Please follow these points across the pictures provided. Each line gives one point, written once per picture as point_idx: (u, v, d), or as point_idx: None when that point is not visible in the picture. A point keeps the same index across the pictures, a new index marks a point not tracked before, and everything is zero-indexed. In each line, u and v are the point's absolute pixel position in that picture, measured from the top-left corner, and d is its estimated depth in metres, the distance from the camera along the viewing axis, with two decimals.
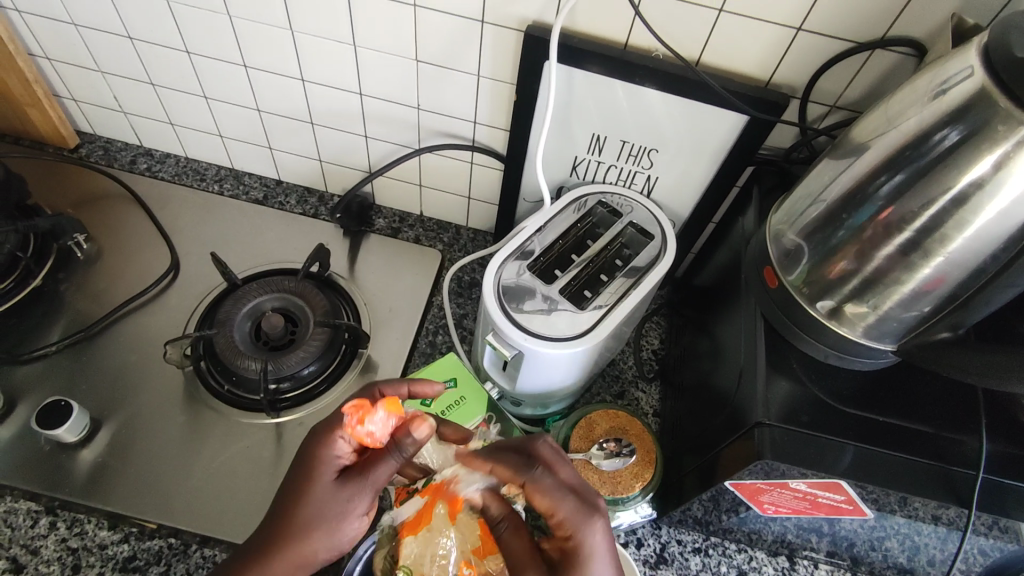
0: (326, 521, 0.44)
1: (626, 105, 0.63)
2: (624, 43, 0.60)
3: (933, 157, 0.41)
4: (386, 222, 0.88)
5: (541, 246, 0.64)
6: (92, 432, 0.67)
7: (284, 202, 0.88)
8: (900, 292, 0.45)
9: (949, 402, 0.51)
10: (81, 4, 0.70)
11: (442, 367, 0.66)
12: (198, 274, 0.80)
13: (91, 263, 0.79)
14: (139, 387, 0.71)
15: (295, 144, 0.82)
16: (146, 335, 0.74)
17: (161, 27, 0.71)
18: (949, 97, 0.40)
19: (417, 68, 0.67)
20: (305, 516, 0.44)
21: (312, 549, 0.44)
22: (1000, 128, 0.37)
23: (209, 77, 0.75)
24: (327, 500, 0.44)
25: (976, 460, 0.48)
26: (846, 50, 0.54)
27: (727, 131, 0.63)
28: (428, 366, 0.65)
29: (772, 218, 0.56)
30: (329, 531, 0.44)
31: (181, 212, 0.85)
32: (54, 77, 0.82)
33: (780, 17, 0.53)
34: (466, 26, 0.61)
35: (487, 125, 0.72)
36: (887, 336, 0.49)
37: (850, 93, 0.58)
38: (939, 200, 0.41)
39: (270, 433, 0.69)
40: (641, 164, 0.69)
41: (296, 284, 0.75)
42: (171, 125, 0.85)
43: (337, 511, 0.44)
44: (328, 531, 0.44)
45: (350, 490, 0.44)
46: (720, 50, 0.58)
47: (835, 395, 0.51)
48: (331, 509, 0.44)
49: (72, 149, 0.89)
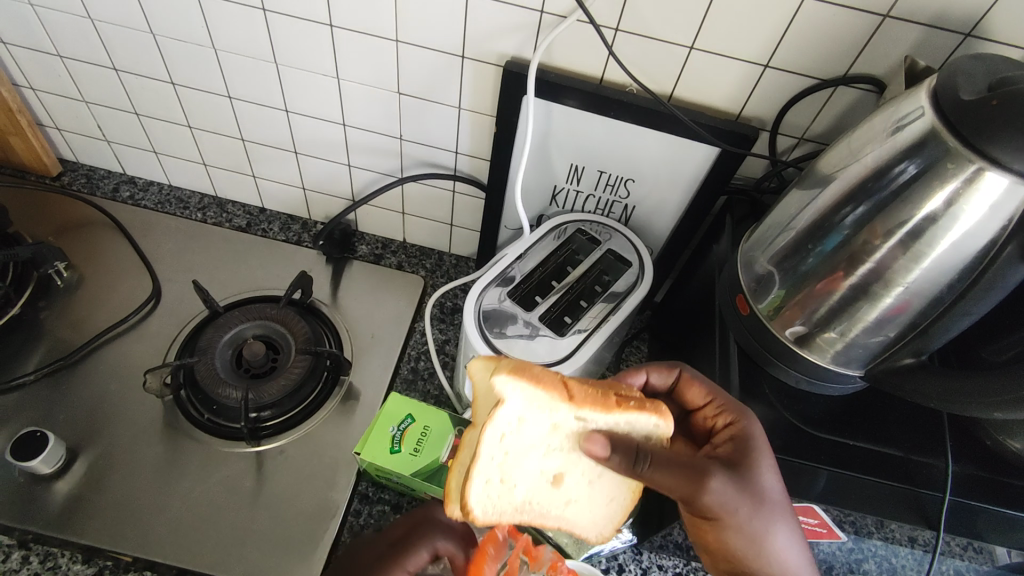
0: (725, 472, 0.45)
1: (603, 137, 0.65)
2: (599, 78, 0.62)
3: (891, 191, 0.43)
4: (368, 249, 0.89)
5: (522, 273, 0.66)
6: (68, 463, 0.66)
7: (267, 230, 0.89)
8: (865, 320, 0.47)
9: (916, 426, 0.53)
10: (68, 36, 0.71)
11: (392, 409, 0.65)
12: (180, 301, 0.80)
13: (71, 291, 0.79)
14: (117, 417, 0.70)
15: (279, 173, 0.83)
16: (125, 363, 0.74)
17: (146, 59, 0.72)
18: (905, 134, 0.42)
19: (399, 100, 0.68)
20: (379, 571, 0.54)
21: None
22: (951, 165, 0.39)
23: (194, 107, 0.76)
24: (755, 457, 0.47)
25: (945, 484, 0.49)
26: (810, 86, 0.57)
27: (701, 161, 0.65)
28: (379, 416, 0.65)
29: (744, 246, 0.57)
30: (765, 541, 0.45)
31: (163, 239, 0.85)
32: (38, 107, 0.82)
33: (748, 55, 0.56)
34: (447, 60, 0.63)
35: (468, 155, 0.73)
36: (854, 362, 0.50)
37: (816, 126, 0.61)
38: (897, 232, 0.43)
39: (250, 462, 0.68)
40: (618, 194, 0.71)
41: (278, 312, 0.76)
42: (155, 153, 0.86)
43: (756, 530, 0.45)
44: (763, 542, 0.45)
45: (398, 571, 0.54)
46: (692, 85, 0.60)
47: (807, 420, 0.52)
48: (756, 495, 0.45)
49: (53, 177, 0.89)
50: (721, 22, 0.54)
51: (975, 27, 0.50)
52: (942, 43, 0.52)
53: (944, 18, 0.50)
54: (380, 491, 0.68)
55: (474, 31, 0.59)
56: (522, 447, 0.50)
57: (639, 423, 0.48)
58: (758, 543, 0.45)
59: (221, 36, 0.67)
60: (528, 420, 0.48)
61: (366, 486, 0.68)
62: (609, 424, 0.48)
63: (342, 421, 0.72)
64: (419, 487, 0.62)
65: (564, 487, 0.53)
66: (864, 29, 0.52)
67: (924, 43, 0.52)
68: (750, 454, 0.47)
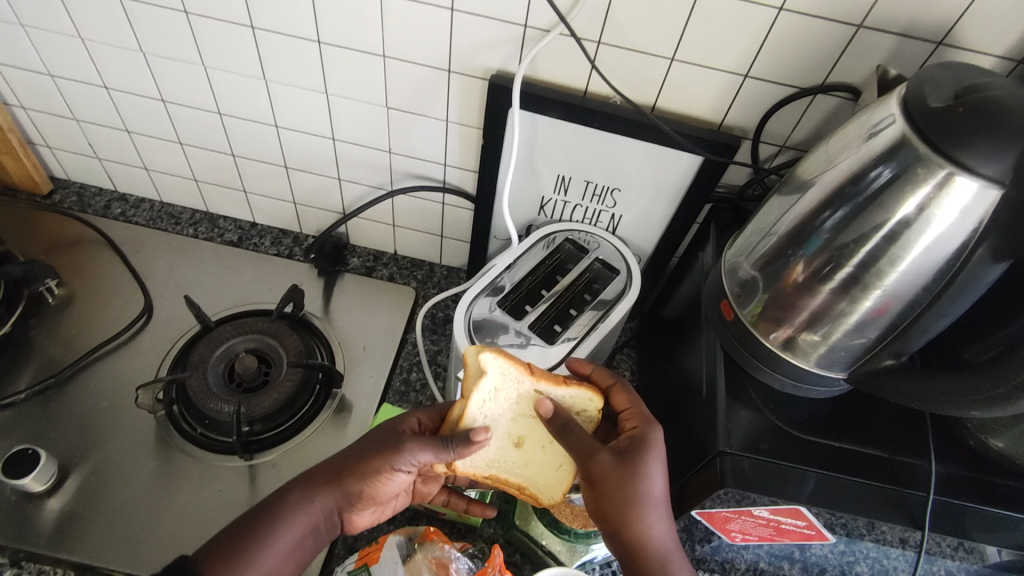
0: (613, 463, 0.48)
1: (588, 147, 0.66)
2: (583, 90, 0.63)
3: (867, 195, 0.44)
4: (360, 261, 0.89)
5: (512, 283, 0.66)
6: (59, 481, 0.66)
7: (258, 244, 0.89)
8: (847, 322, 0.48)
9: (901, 427, 0.54)
10: (58, 56, 0.72)
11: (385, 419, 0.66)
12: (172, 317, 0.80)
13: (62, 308, 0.79)
14: (109, 433, 0.70)
15: (270, 188, 0.84)
16: (117, 380, 0.74)
17: (137, 77, 0.73)
18: (878, 141, 0.43)
19: (387, 114, 0.69)
20: (353, 465, 0.51)
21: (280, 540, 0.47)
22: (921, 171, 0.40)
23: (185, 123, 0.77)
24: (652, 448, 0.49)
25: (928, 483, 0.50)
26: (789, 94, 0.58)
27: (685, 170, 0.66)
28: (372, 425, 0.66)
29: (728, 252, 0.58)
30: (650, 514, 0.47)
31: (155, 255, 0.86)
32: (29, 126, 0.83)
33: (728, 65, 0.57)
34: (434, 75, 0.64)
35: (456, 167, 0.74)
36: (837, 365, 0.51)
37: (797, 134, 0.62)
38: (873, 236, 0.44)
39: (242, 475, 0.68)
40: (605, 203, 0.72)
41: (270, 325, 0.76)
42: (146, 170, 0.86)
43: (624, 513, 0.47)
44: (649, 515, 0.47)
45: (379, 469, 0.50)
46: (674, 96, 0.61)
47: (793, 423, 0.53)
48: (637, 488, 0.47)
49: (44, 196, 0.90)
50: (700, 34, 0.55)
51: (946, 36, 0.52)
52: (916, 51, 0.53)
53: (917, 27, 0.51)
54: None
55: (459, 46, 0.61)
56: (495, 415, 0.56)
57: (581, 400, 0.56)
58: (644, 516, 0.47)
59: (211, 54, 0.67)
60: (500, 392, 0.56)
61: None
62: (564, 399, 0.56)
63: (335, 433, 0.72)
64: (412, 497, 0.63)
65: (526, 448, 0.58)
66: (838, 39, 0.53)
67: (897, 52, 0.54)
68: (645, 452, 0.49)
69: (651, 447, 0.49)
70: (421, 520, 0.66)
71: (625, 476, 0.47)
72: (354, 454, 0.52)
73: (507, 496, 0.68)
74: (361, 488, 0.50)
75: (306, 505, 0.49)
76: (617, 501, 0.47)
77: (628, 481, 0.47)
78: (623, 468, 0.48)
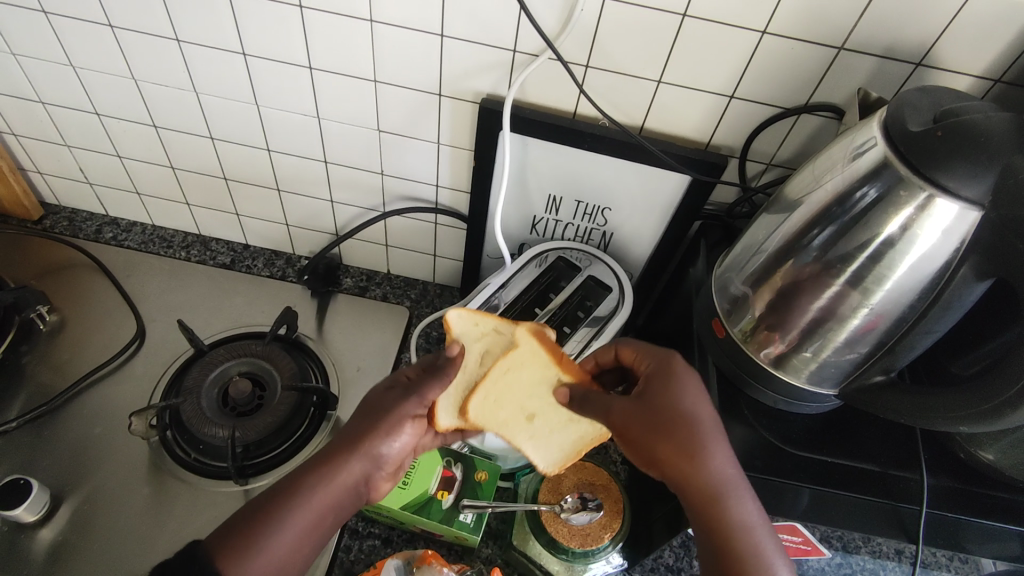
0: (634, 408, 0.49)
1: (579, 167, 0.67)
2: (572, 113, 0.64)
3: (852, 215, 0.45)
4: (353, 282, 0.89)
5: (506, 302, 0.67)
6: (51, 510, 0.65)
7: (251, 266, 0.89)
8: (837, 340, 0.48)
9: (892, 441, 0.54)
10: (49, 82, 0.72)
11: None
12: (165, 341, 0.80)
13: (54, 335, 0.79)
14: (102, 460, 0.69)
15: (262, 210, 0.84)
16: (110, 406, 0.74)
17: (128, 104, 0.73)
18: (862, 162, 0.44)
19: (380, 137, 0.70)
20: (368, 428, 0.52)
21: (291, 524, 0.46)
22: (903, 193, 0.41)
23: (177, 148, 0.77)
24: (677, 377, 0.49)
25: (920, 496, 0.51)
26: (774, 114, 0.59)
27: (674, 189, 0.67)
28: None
29: (718, 269, 0.59)
30: (705, 449, 0.46)
31: (147, 279, 0.86)
32: (19, 152, 0.83)
33: (714, 86, 0.58)
34: (425, 98, 0.64)
35: (448, 188, 0.75)
36: (828, 381, 0.52)
37: (783, 152, 0.63)
38: (859, 255, 0.45)
39: (237, 500, 0.68)
40: (596, 221, 0.73)
41: (263, 348, 0.76)
42: (138, 195, 0.86)
43: (666, 456, 0.46)
44: (705, 450, 0.46)
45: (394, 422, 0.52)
46: (661, 117, 0.62)
47: (786, 438, 0.53)
48: (668, 430, 0.47)
49: (35, 221, 0.90)
50: (685, 57, 0.56)
51: (925, 57, 0.53)
52: (896, 72, 0.54)
53: (896, 49, 0.53)
54: (370, 525, 0.66)
55: (449, 71, 0.61)
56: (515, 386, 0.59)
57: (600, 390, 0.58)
58: (691, 448, 0.46)
59: (203, 80, 0.68)
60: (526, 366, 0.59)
61: (355, 521, 0.66)
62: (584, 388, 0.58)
63: None
64: (408, 521, 0.62)
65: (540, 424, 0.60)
66: (820, 61, 0.55)
67: (878, 73, 0.55)
68: (669, 396, 0.48)
69: (674, 376, 0.49)
70: (418, 542, 0.66)
71: (649, 417, 0.48)
72: (360, 422, 0.53)
73: (504, 516, 0.68)
74: (378, 451, 0.52)
75: (334, 478, 0.49)
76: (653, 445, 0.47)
77: (655, 421, 0.47)
78: (647, 409, 0.48)
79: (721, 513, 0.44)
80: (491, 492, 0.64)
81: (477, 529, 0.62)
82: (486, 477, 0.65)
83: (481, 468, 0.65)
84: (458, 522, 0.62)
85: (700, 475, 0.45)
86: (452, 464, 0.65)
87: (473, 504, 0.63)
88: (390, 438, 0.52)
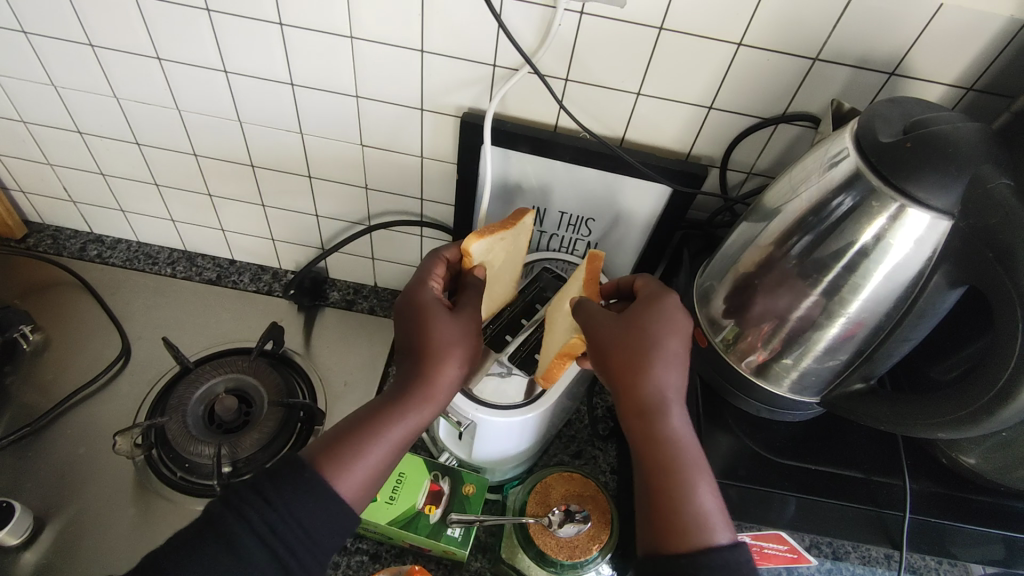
0: (608, 323, 0.50)
1: (561, 179, 0.67)
2: (553, 125, 0.64)
3: (827, 225, 0.45)
4: (340, 295, 0.89)
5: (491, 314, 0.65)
6: (35, 533, 0.65)
7: (237, 281, 0.89)
8: (817, 348, 0.49)
9: (875, 447, 0.55)
10: (30, 101, 0.72)
11: None
12: (150, 359, 0.79)
13: (37, 355, 0.78)
14: (86, 481, 0.69)
15: (248, 226, 0.84)
16: (94, 426, 0.73)
17: (111, 122, 0.73)
18: (836, 172, 0.44)
19: (363, 151, 0.70)
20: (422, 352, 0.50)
21: (390, 438, 0.47)
22: (876, 204, 0.42)
23: (160, 165, 0.77)
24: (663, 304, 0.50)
25: (903, 502, 0.51)
26: (752, 125, 0.59)
27: (656, 199, 0.67)
28: None
29: (699, 279, 0.59)
30: (653, 369, 0.47)
31: (132, 296, 0.85)
32: (2, 172, 0.82)
33: (692, 98, 0.59)
34: (407, 113, 0.65)
35: (433, 201, 0.75)
36: (809, 389, 0.52)
37: (762, 161, 0.64)
38: (835, 266, 0.45)
39: None
40: (580, 232, 0.73)
41: (249, 364, 0.76)
42: (122, 212, 0.86)
43: (625, 372, 0.47)
44: (655, 367, 0.47)
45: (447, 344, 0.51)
46: (642, 129, 0.63)
47: (770, 447, 0.54)
48: (635, 347, 0.48)
49: (19, 240, 0.89)
50: (663, 70, 0.57)
51: (897, 67, 0.54)
52: (870, 82, 0.55)
53: (869, 59, 0.54)
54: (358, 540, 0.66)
55: (430, 86, 0.62)
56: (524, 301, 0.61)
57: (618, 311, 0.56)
58: (642, 361, 0.47)
59: (185, 97, 0.68)
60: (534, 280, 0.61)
61: None
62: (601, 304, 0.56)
63: None
64: (396, 536, 0.62)
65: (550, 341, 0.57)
66: (795, 72, 0.55)
67: (852, 83, 0.55)
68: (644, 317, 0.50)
69: (658, 306, 0.50)
70: (406, 556, 0.65)
71: (625, 334, 0.49)
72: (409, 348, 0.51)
73: (493, 529, 0.68)
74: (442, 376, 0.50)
75: (421, 400, 0.48)
76: (616, 360, 0.48)
77: (634, 338, 0.48)
78: (631, 331, 0.49)
79: (655, 426, 0.45)
80: (479, 505, 0.64)
81: (465, 542, 0.62)
82: (473, 491, 0.64)
83: (469, 481, 0.65)
84: (446, 536, 0.62)
85: (645, 390, 0.46)
86: (440, 478, 0.65)
87: (461, 518, 0.62)
88: (464, 357, 0.51)
